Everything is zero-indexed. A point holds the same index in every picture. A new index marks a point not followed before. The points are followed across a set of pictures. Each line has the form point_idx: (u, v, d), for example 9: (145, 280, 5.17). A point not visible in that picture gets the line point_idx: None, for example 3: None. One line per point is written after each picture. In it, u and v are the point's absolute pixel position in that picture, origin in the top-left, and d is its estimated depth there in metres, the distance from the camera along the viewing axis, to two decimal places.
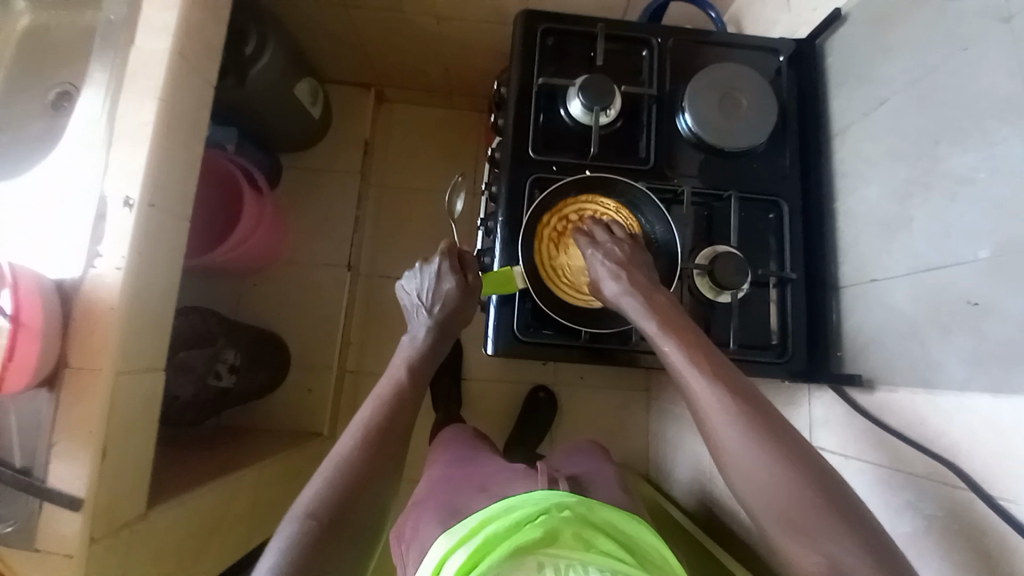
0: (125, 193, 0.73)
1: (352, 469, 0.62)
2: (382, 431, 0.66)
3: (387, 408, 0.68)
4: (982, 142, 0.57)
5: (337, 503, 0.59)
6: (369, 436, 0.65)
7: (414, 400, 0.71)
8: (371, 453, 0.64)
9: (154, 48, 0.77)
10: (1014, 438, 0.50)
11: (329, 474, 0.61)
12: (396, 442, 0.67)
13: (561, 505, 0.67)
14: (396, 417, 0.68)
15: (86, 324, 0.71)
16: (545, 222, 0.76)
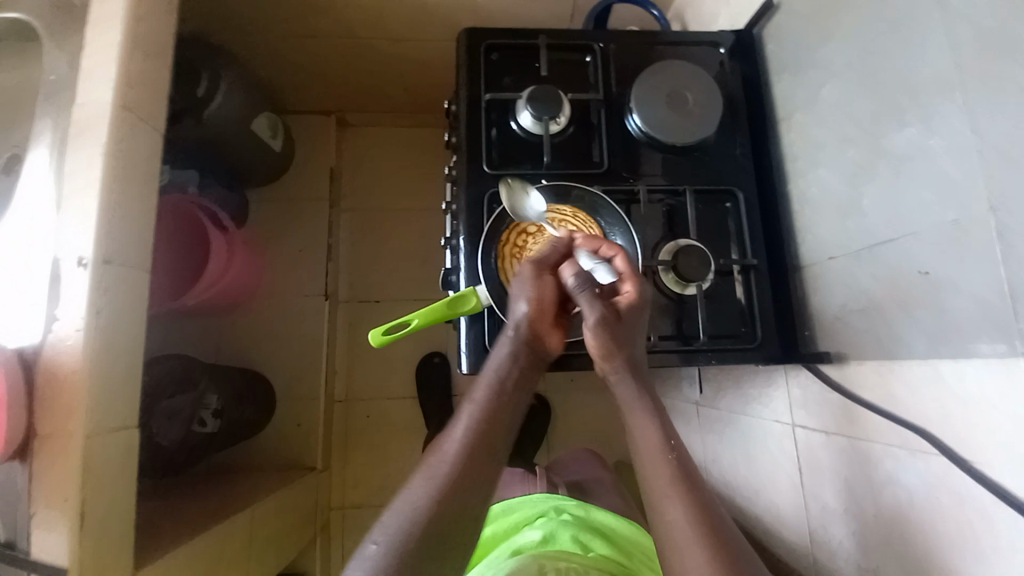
0: (78, 252, 0.72)
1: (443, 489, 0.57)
2: (479, 449, 0.60)
3: (482, 422, 0.62)
4: (918, 117, 0.58)
5: (429, 525, 0.54)
6: (467, 452, 0.60)
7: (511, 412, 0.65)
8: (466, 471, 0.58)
9: (97, 101, 0.76)
10: (977, 401, 0.51)
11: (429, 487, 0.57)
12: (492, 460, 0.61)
13: (559, 509, 0.71)
14: (492, 430, 0.62)
15: (51, 389, 0.70)
16: (505, 239, 0.77)
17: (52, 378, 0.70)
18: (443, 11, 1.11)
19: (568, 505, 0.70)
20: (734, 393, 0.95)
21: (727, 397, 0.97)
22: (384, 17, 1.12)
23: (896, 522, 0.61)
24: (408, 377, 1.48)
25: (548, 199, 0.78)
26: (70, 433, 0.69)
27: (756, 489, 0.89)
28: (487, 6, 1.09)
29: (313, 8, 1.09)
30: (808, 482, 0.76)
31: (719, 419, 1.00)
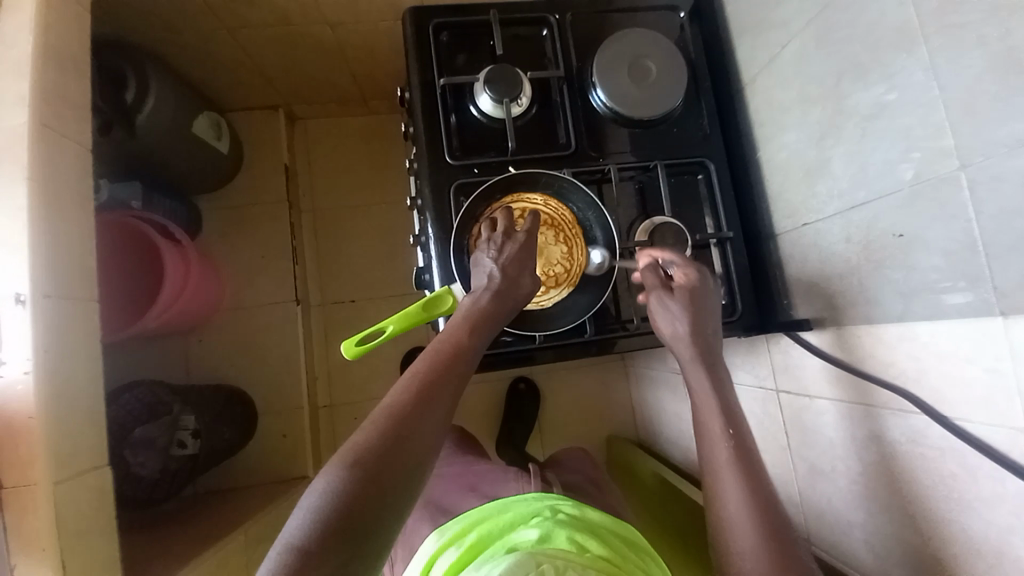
0: (14, 290, 0.66)
1: (385, 430, 0.52)
2: (426, 396, 0.55)
3: (435, 369, 0.57)
4: (882, 75, 0.57)
5: (365, 466, 0.49)
6: (412, 398, 0.55)
7: (472, 363, 0.60)
8: (407, 417, 0.53)
9: (10, 122, 0.68)
10: (955, 360, 0.52)
11: (372, 428, 0.52)
12: (443, 410, 0.56)
13: (556, 508, 0.67)
14: (446, 380, 0.57)
15: (6, 440, 0.64)
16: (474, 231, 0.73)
17: (8, 428, 0.64)
18: None
19: (564, 504, 0.67)
20: None
21: None
22: (323, 0, 1.05)
23: (881, 477, 0.63)
24: (391, 376, 1.45)
25: (517, 187, 0.74)
26: (33, 484, 0.64)
27: None
28: None
29: None
30: (794, 443, 0.78)
31: None
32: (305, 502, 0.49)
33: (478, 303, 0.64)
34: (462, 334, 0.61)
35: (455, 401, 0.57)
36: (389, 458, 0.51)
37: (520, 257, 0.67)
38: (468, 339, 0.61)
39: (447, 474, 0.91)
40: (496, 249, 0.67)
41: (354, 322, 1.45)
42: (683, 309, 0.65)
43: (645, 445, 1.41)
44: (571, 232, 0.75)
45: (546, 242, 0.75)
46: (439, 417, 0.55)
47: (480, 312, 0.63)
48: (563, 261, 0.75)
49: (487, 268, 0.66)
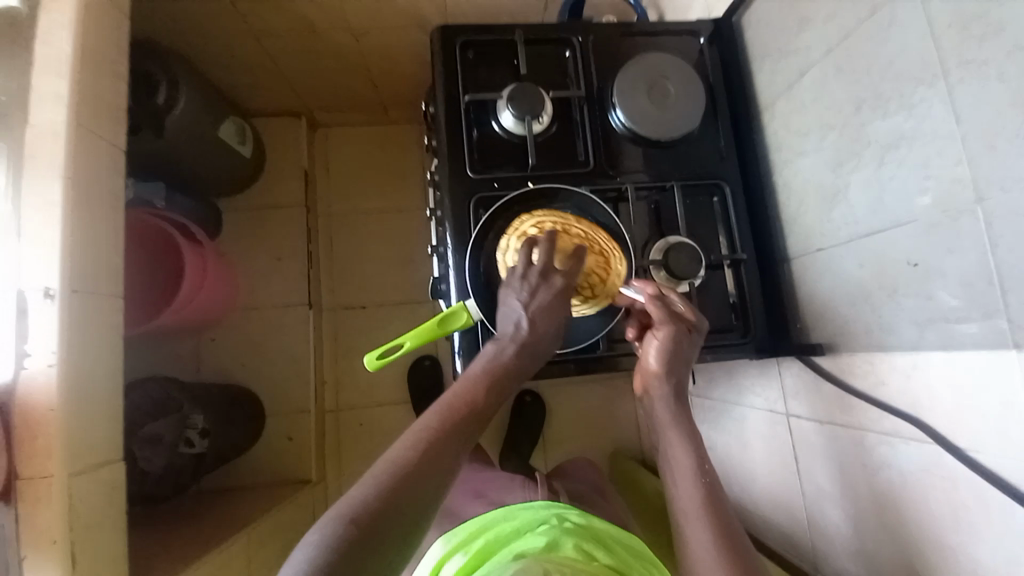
0: (43, 283, 0.67)
1: (395, 483, 0.54)
2: (437, 454, 0.58)
3: (449, 425, 0.60)
4: (901, 106, 0.58)
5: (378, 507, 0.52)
6: (424, 453, 0.57)
7: (482, 422, 0.63)
8: (419, 472, 0.56)
9: (49, 120, 0.71)
10: (970, 390, 0.52)
11: (382, 478, 0.54)
12: (451, 469, 0.58)
13: (562, 517, 0.67)
14: (457, 437, 0.60)
15: (26, 429, 0.65)
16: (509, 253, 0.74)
17: (28, 419, 0.65)
18: (411, 4, 1.07)
19: (571, 513, 0.67)
20: (727, 384, 0.97)
21: (719, 387, 0.99)
22: (350, 13, 1.08)
23: (891, 506, 0.62)
24: (399, 383, 1.46)
25: (532, 202, 0.75)
26: (49, 475, 0.65)
27: (752, 475, 0.91)
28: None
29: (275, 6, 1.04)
30: (802, 467, 0.78)
31: (713, 408, 1.02)
32: (306, 543, 0.50)
33: (500, 353, 0.66)
34: (479, 380, 0.64)
35: (462, 459, 0.60)
36: (395, 513, 0.53)
37: (555, 304, 0.67)
38: (485, 396, 0.63)
39: (453, 482, 0.91)
40: (528, 291, 0.67)
41: (364, 327, 1.46)
42: (661, 352, 0.69)
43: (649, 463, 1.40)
44: (606, 246, 0.74)
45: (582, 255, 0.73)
46: (446, 476, 0.57)
47: (499, 367, 0.65)
48: (599, 274, 0.73)
49: (516, 308, 0.66)
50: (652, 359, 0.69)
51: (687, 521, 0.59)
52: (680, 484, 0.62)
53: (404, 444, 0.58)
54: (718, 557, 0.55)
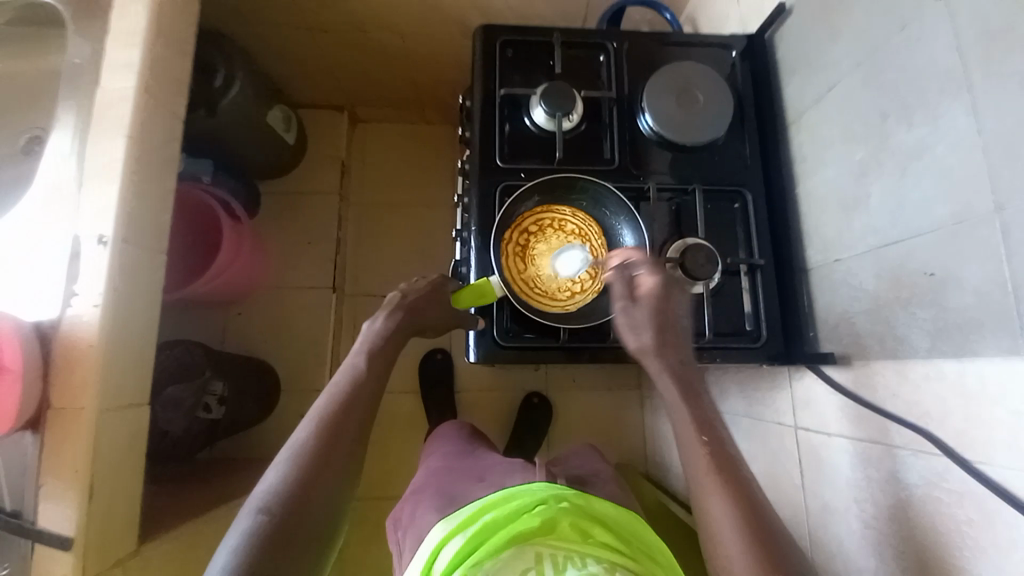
0: (97, 231, 0.73)
1: (300, 470, 0.57)
2: (338, 428, 0.61)
3: (341, 401, 0.63)
4: (927, 117, 0.59)
5: (317, 441, 0.59)
6: (322, 434, 0.60)
7: (376, 387, 0.67)
8: (319, 452, 0.59)
9: (120, 85, 0.77)
10: (982, 401, 0.51)
11: (317, 420, 0.61)
12: (356, 437, 0.62)
13: (560, 496, 0.67)
14: (353, 408, 0.63)
15: (66, 364, 0.70)
16: (507, 238, 0.76)
17: (67, 354, 0.70)
18: (458, 8, 1.13)
19: (570, 494, 0.67)
20: (738, 396, 0.96)
21: (731, 399, 0.99)
22: (399, 13, 1.14)
23: (897, 519, 0.61)
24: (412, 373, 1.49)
25: (555, 193, 0.78)
26: (82, 408, 0.69)
27: None
28: (503, 6, 1.12)
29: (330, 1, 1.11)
30: (809, 482, 0.77)
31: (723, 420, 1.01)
32: (230, 537, 0.53)
33: (378, 326, 0.72)
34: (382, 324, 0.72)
35: (366, 426, 0.64)
36: (310, 491, 0.56)
37: (430, 296, 0.75)
38: (369, 364, 0.68)
39: (456, 465, 0.93)
40: (409, 283, 0.77)
41: None
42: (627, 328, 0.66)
43: (654, 477, 1.38)
44: (598, 241, 0.78)
45: (576, 250, 0.78)
46: (353, 445, 0.61)
47: (379, 337, 0.70)
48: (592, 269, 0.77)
49: (393, 296, 0.75)
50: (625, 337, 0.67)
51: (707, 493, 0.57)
52: (701, 453, 0.59)
53: (326, 394, 0.64)
54: (745, 532, 0.53)
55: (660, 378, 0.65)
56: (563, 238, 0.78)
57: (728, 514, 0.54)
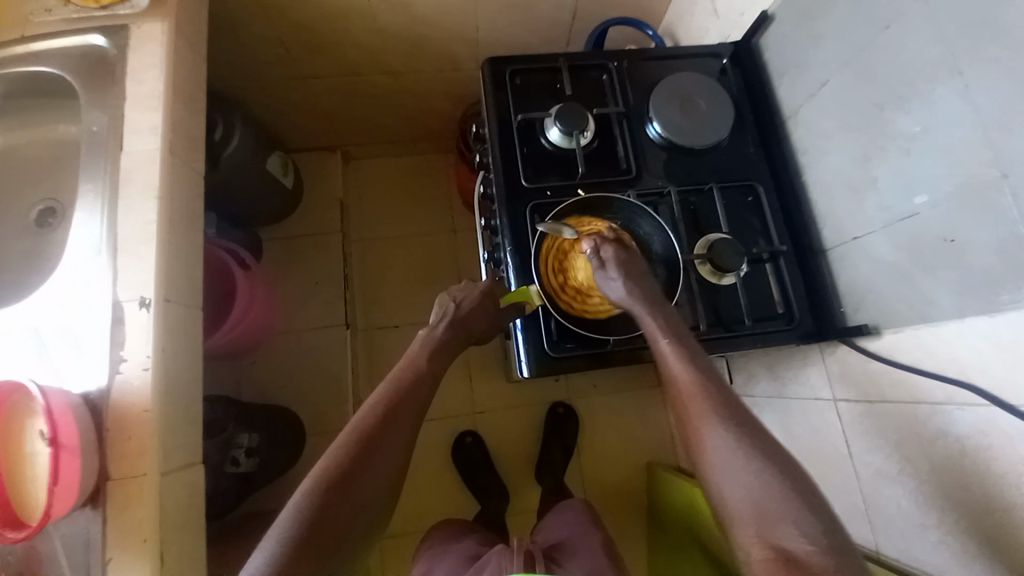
0: (139, 294, 0.72)
1: (353, 448, 0.60)
2: (392, 413, 0.64)
3: (399, 390, 0.67)
4: (921, 102, 0.65)
5: (361, 437, 0.61)
6: (381, 415, 0.64)
7: (430, 384, 0.70)
8: (372, 432, 0.62)
9: (145, 148, 0.78)
10: (1020, 349, 0.56)
11: (366, 414, 0.64)
12: (407, 427, 0.65)
13: None
14: (410, 400, 0.67)
15: (121, 431, 0.68)
16: (562, 297, 0.78)
17: (119, 421, 0.69)
18: (447, 43, 1.17)
19: None
20: (769, 380, 1.01)
21: (761, 383, 1.03)
22: (390, 52, 1.18)
23: (953, 472, 0.65)
24: (435, 400, 1.49)
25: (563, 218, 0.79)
26: (144, 473, 0.68)
27: (802, 467, 0.94)
28: (493, 37, 1.17)
29: (324, 47, 1.14)
30: (856, 451, 0.81)
31: (756, 406, 1.06)
32: (290, 504, 0.56)
33: (435, 334, 0.76)
34: (440, 329, 0.76)
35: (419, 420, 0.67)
36: (360, 467, 0.59)
37: (482, 306, 0.79)
38: (427, 363, 0.72)
39: None
40: (461, 293, 0.81)
41: (400, 347, 1.50)
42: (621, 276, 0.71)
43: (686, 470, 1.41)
44: (612, 227, 0.79)
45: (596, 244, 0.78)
46: (404, 435, 0.64)
47: (434, 344, 0.74)
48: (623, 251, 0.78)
49: (448, 305, 0.79)
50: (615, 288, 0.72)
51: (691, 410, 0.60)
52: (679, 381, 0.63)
53: (379, 392, 0.67)
54: (708, 403, 0.59)
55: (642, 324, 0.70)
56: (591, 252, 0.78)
57: (710, 424, 0.58)
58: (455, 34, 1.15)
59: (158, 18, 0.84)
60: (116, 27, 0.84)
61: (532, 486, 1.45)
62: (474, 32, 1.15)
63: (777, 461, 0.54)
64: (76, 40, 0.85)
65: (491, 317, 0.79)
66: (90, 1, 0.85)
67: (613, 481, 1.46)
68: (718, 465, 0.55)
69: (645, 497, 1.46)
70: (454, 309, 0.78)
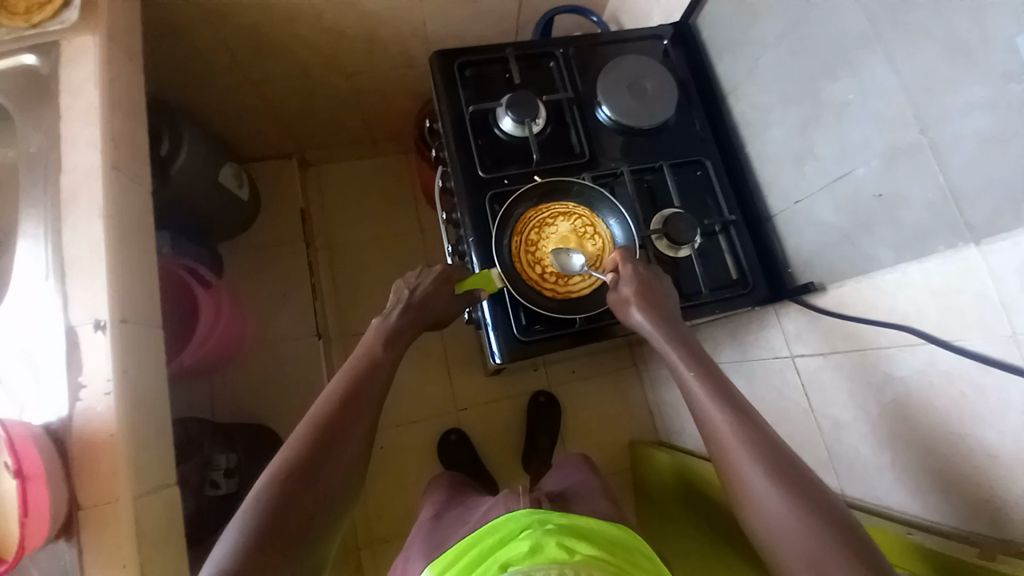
0: (94, 315, 0.70)
1: (311, 438, 0.60)
2: (350, 402, 0.64)
3: (355, 379, 0.67)
4: (848, 69, 0.69)
5: (318, 431, 0.61)
6: (336, 408, 0.63)
7: (387, 372, 0.70)
8: (331, 424, 0.62)
9: (87, 165, 0.76)
10: (947, 292, 0.61)
11: (320, 408, 0.63)
12: (367, 417, 0.65)
13: (544, 519, 0.63)
14: (368, 388, 0.67)
15: (89, 457, 0.67)
16: (543, 284, 0.80)
17: (87, 447, 0.67)
18: (396, 40, 1.17)
19: (552, 514, 0.63)
20: (733, 345, 1.05)
21: (727, 349, 1.07)
22: (339, 53, 1.17)
23: (900, 412, 0.70)
24: (415, 399, 1.49)
25: (511, 218, 0.81)
26: (117, 497, 0.66)
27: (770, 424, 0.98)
28: (440, 32, 1.17)
29: (269, 51, 1.12)
30: (815, 403, 0.86)
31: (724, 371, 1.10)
32: (248, 497, 0.56)
33: (389, 321, 0.74)
34: (394, 315, 0.75)
35: (378, 406, 0.67)
36: (318, 465, 0.59)
37: (438, 291, 0.77)
38: (383, 351, 0.71)
39: None
40: (416, 279, 0.78)
41: None
42: (637, 303, 0.73)
43: (667, 443, 1.45)
44: (565, 205, 0.83)
45: (554, 225, 0.82)
46: (365, 424, 0.64)
47: (388, 330, 0.73)
48: (580, 223, 0.82)
49: (403, 293, 0.77)
50: (635, 314, 0.73)
51: (729, 449, 0.59)
52: (714, 419, 0.61)
53: (334, 384, 0.67)
54: (742, 438, 0.59)
55: (664, 354, 0.69)
56: (549, 235, 0.81)
57: (749, 463, 0.57)
58: (403, 31, 1.15)
59: (91, 32, 0.81)
60: (48, 43, 0.81)
61: (520, 473, 1.47)
62: (422, 28, 1.15)
63: (805, 482, 0.55)
64: (8, 62, 0.81)
65: (447, 301, 0.77)
66: (21, 21, 0.81)
67: (599, 461, 1.50)
68: (756, 494, 0.56)
69: (631, 473, 1.50)
70: (407, 295, 0.76)
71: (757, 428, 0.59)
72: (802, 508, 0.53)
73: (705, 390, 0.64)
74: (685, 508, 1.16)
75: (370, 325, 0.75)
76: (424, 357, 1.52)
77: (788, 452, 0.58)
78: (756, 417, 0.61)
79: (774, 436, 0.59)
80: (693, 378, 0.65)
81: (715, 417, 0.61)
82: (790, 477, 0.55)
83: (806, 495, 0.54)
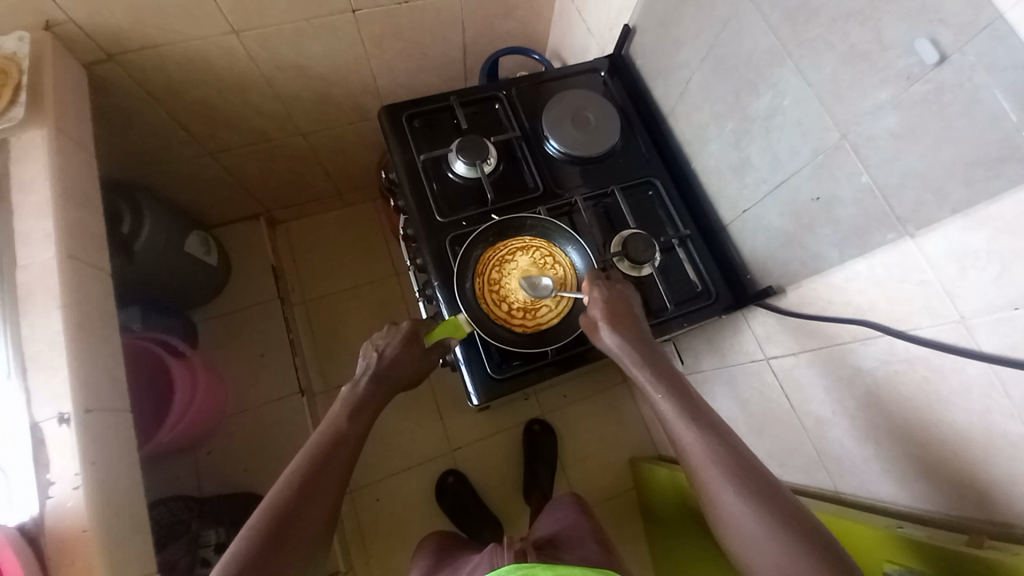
0: (57, 409, 0.69)
1: (269, 525, 0.58)
2: (309, 488, 0.62)
3: (315, 460, 0.65)
4: (768, 85, 0.73)
5: (277, 516, 0.59)
6: (296, 490, 0.61)
7: (352, 446, 0.68)
8: (291, 507, 0.60)
9: (42, 259, 0.75)
10: (892, 283, 0.63)
11: (279, 492, 0.61)
12: (327, 501, 0.63)
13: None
14: (328, 468, 0.65)
15: (63, 557, 0.64)
16: (516, 321, 0.81)
17: (60, 546, 0.65)
18: (347, 98, 1.20)
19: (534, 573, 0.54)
20: (711, 352, 1.06)
21: (707, 358, 1.09)
22: (294, 114, 1.20)
23: (875, 403, 0.71)
24: (407, 444, 1.47)
25: (471, 262, 0.82)
26: None
27: (759, 426, 0.98)
28: (390, 85, 1.21)
29: (223, 121, 1.15)
30: (796, 402, 0.86)
31: (707, 380, 1.11)
32: None
33: (357, 390, 0.72)
34: (360, 382, 0.73)
35: (342, 484, 0.66)
36: (273, 554, 0.56)
37: (407, 350, 0.77)
38: (348, 425, 0.69)
39: None
40: (384, 339, 0.77)
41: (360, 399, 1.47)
42: (606, 321, 0.73)
43: (665, 458, 1.43)
44: (522, 239, 0.85)
45: (514, 260, 0.83)
46: (323, 508, 0.62)
47: (356, 402, 0.71)
48: (539, 255, 0.84)
49: (371, 356, 0.75)
50: (603, 333, 0.73)
51: (700, 464, 0.60)
52: (684, 434, 0.62)
53: (295, 463, 0.64)
54: (710, 451, 0.60)
55: (635, 370, 0.70)
56: (511, 272, 0.83)
57: (718, 477, 0.58)
58: (354, 88, 1.18)
59: (39, 126, 0.81)
60: None
61: (522, 509, 1.44)
62: (373, 83, 1.18)
63: (773, 495, 0.56)
64: None
65: (417, 352, 0.77)
66: None
67: (601, 484, 1.48)
68: (727, 508, 0.57)
69: (635, 492, 1.48)
70: (373, 359, 0.75)
71: (724, 440, 0.60)
72: (773, 517, 0.54)
73: (675, 404, 0.65)
74: (690, 522, 1.15)
75: (341, 392, 0.73)
76: (411, 402, 1.50)
77: (758, 465, 0.59)
78: (721, 428, 0.62)
79: (741, 448, 0.60)
80: (664, 396, 0.66)
81: (685, 432, 0.62)
82: (760, 488, 0.56)
83: (774, 503, 0.55)
